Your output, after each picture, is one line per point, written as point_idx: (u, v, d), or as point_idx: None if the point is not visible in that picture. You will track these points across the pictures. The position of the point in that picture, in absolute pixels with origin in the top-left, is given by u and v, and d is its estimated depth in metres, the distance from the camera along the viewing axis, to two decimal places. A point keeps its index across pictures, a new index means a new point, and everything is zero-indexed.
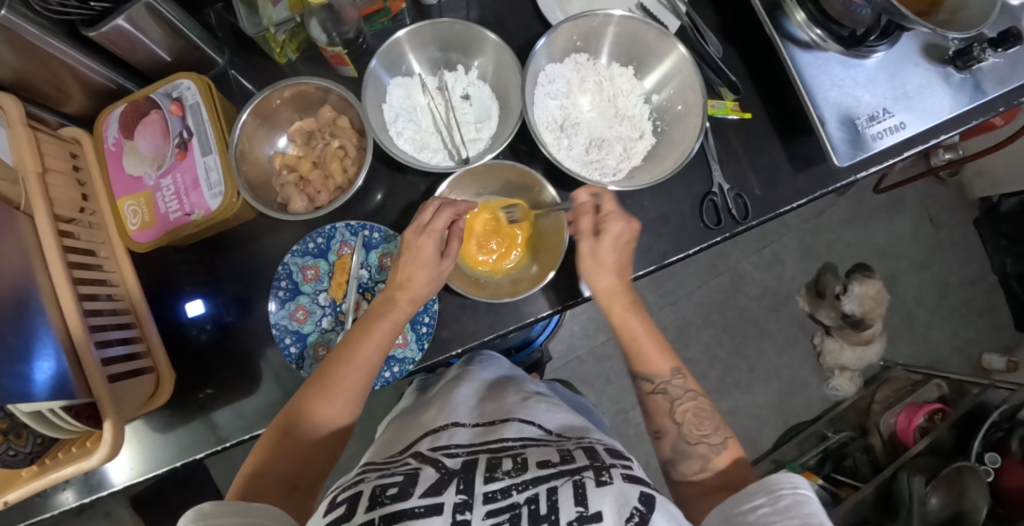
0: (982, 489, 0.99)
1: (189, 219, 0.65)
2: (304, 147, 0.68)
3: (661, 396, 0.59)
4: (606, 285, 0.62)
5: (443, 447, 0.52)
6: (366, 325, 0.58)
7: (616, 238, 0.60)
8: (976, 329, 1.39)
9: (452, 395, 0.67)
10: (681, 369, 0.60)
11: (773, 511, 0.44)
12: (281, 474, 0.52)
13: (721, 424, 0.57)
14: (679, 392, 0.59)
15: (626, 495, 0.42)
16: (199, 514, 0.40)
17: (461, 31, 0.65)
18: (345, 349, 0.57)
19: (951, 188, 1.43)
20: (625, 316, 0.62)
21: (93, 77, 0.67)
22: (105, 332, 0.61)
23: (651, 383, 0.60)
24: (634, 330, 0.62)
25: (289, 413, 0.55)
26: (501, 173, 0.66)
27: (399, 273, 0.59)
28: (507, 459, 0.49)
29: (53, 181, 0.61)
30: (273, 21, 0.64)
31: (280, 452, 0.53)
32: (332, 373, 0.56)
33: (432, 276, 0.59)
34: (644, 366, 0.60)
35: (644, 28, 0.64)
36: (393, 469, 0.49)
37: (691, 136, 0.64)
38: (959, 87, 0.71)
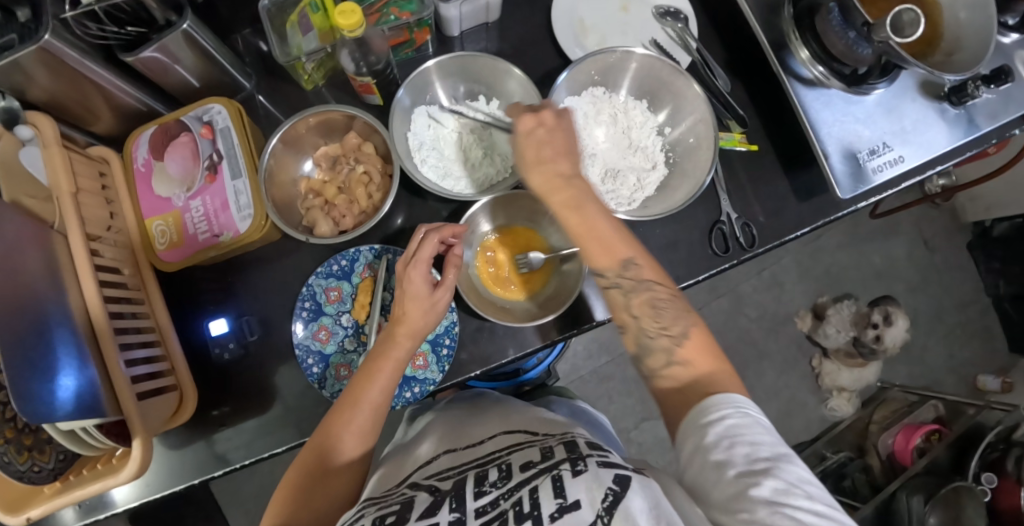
0: (979, 509, 1.02)
1: (217, 240, 0.67)
2: (330, 171, 0.71)
3: (616, 290, 0.55)
4: (537, 183, 0.57)
5: (436, 474, 0.54)
6: (370, 368, 0.59)
7: (529, 135, 0.57)
8: (970, 350, 1.43)
9: (446, 426, 0.68)
10: (636, 259, 0.54)
11: (741, 422, 0.43)
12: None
13: (682, 312, 0.53)
14: (633, 283, 0.54)
15: (599, 479, 0.43)
16: None
17: (485, 64, 0.67)
18: (351, 394, 0.58)
19: (945, 213, 1.47)
20: (574, 203, 0.56)
21: (125, 99, 0.69)
22: (130, 349, 0.62)
23: (604, 277, 0.55)
24: (590, 220, 0.55)
25: (301, 466, 0.56)
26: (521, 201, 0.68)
27: (395, 308, 0.60)
28: (493, 470, 0.51)
29: (84, 200, 0.63)
30: (303, 50, 0.67)
31: (299, 506, 0.54)
32: (340, 416, 0.57)
33: (425, 308, 0.59)
34: (594, 259, 0.56)
35: (659, 65, 0.67)
36: (389, 501, 0.50)
37: (702, 168, 0.67)
38: (954, 121, 0.74)
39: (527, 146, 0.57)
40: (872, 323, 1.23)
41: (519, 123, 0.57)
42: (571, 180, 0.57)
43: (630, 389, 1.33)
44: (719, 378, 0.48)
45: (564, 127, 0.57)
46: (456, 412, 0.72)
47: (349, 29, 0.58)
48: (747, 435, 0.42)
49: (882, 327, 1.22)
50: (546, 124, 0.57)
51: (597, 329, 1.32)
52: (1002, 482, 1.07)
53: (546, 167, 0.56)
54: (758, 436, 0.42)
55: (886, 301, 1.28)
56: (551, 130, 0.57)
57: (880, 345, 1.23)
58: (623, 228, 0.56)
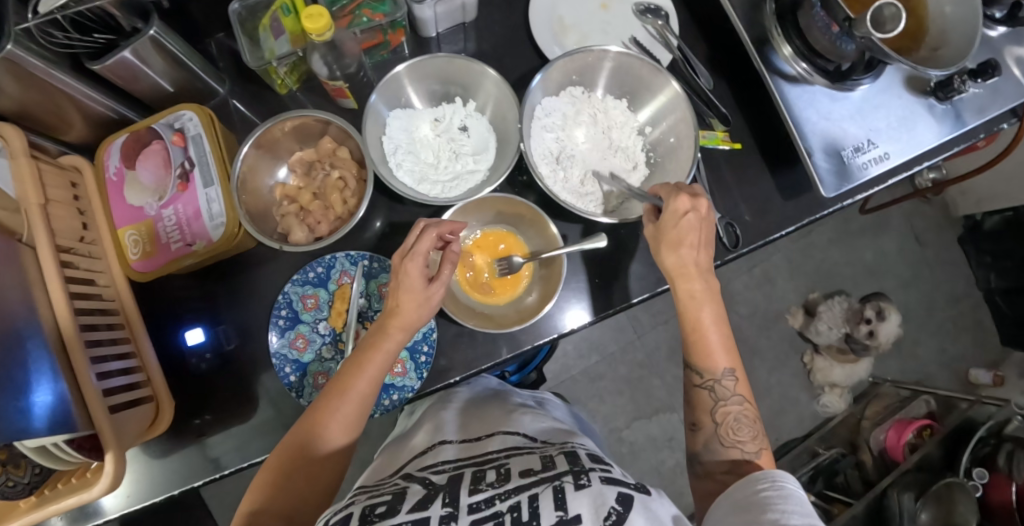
0: (970, 504, 1.02)
1: (190, 249, 0.66)
2: (304, 177, 0.70)
3: (707, 392, 0.59)
4: (675, 261, 0.59)
5: (431, 466, 0.53)
6: (359, 358, 0.59)
7: (679, 215, 0.57)
8: (962, 345, 1.42)
9: (441, 415, 0.68)
10: (735, 371, 0.59)
11: (776, 494, 0.45)
12: (277, 510, 0.53)
13: (758, 433, 0.57)
14: (726, 393, 0.58)
15: (603, 496, 0.42)
16: None
17: (460, 66, 0.66)
18: (339, 382, 0.58)
19: (936, 207, 1.46)
20: (697, 298, 0.59)
21: (95, 107, 0.67)
22: (105, 361, 0.61)
23: (702, 376, 0.59)
24: (700, 321, 0.59)
25: (286, 449, 0.56)
26: (493, 205, 0.67)
27: (390, 300, 0.59)
28: (491, 471, 0.50)
29: (55, 211, 0.61)
30: (274, 54, 0.65)
31: (278, 488, 0.54)
32: (324, 407, 0.57)
33: (419, 302, 0.58)
34: (699, 356, 0.59)
35: (638, 64, 0.66)
36: (382, 490, 0.50)
37: (683, 168, 0.65)
38: (941, 117, 0.73)
39: (674, 227, 0.57)
40: (863, 317, 1.22)
41: (674, 202, 0.57)
42: (702, 269, 0.59)
43: (622, 389, 1.32)
44: None
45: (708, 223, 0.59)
46: (452, 403, 0.72)
47: (317, 33, 0.57)
48: (779, 504, 0.44)
49: (873, 320, 1.21)
50: (698, 211, 0.58)
51: (587, 329, 1.32)
52: (993, 477, 1.07)
53: (680, 251, 0.58)
54: (788, 506, 0.43)
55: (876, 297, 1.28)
56: (698, 217, 0.58)
57: (874, 341, 1.22)
58: (728, 338, 0.60)
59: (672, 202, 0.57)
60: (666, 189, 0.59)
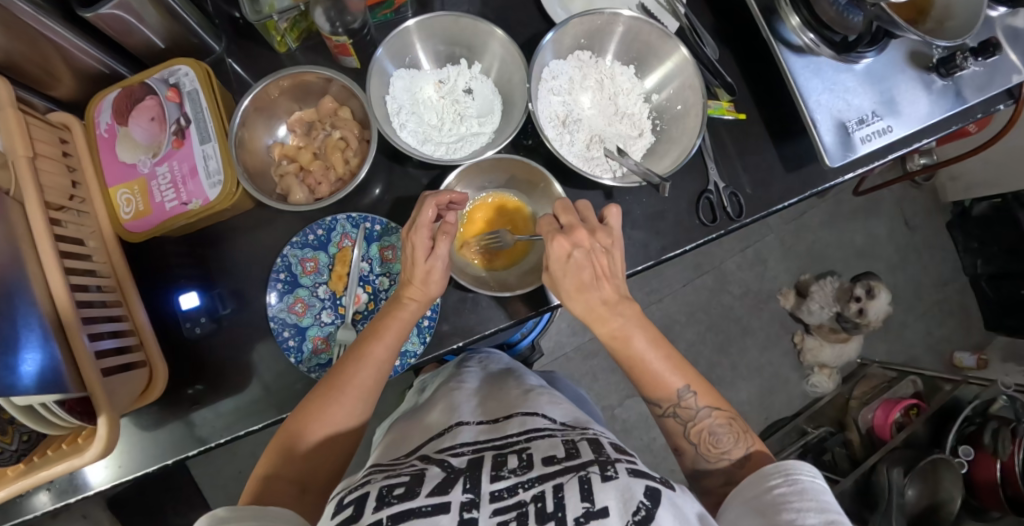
0: (955, 481, 1.06)
1: (185, 209, 0.64)
2: (305, 137, 0.68)
3: (673, 419, 0.59)
4: (585, 306, 0.58)
5: (448, 448, 0.52)
6: (378, 326, 0.58)
7: (563, 260, 0.56)
8: (948, 328, 1.45)
9: (455, 395, 0.66)
10: (692, 386, 0.58)
11: (791, 491, 0.46)
12: (293, 476, 0.52)
13: (740, 433, 0.57)
14: (692, 412, 0.58)
15: (631, 489, 0.42)
16: (212, 518, 0.41)
17: (467, 26, 0.65)
18: (357, 349, 0.57)
19: (926, 192, 1.48)
20: (619, 336, 0.58)
21: (84, 60, 0.64)
22: (97, 324, 0.59)
23: (661, 407, 0.59)
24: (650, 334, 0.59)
25: (302, 415, 0.55)
26: (509, 167, 0.66)
27: (407, 271, 0.58)
28: (513, 456, 0.49)
29: (44, 167, 0.59)
30: (274, 9, 0.63)
31: (295, 454, 0.53)
32: (343, 374, 0.56)
33: (423, 276, 0.57)
34: (657, 392, 0.59)
35: (647, 29, 0.65)
36: (399, 470, 0.49)
37: (690, 135, 0.65)
38: (941, 93, 0.74)
39: (563, 272, 0.56)
40: (855, 297, 1.21)
41: (551, 248, 0.56)
42: (613, 304, 0.58)
43: (615, 367, 1.32)
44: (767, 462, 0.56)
45: (598, 249, 0.56)
46: (465, 382, 0.70)
47: None
48: (797, 502, 0.45)
49: (864, 301, 1.19)
50: (582, 245, 0.56)
51: None
52: (978, 454, 1.09)
53: (587, 295, 0.57)
54: (805, 503, 0.44)
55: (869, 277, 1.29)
56: (588, 252, 0.56)
57: (863, 319, 1.20)
58: (677, 356, 0.60)
59: (549, 247, 0.56)
60: (545, 232, 0.57)
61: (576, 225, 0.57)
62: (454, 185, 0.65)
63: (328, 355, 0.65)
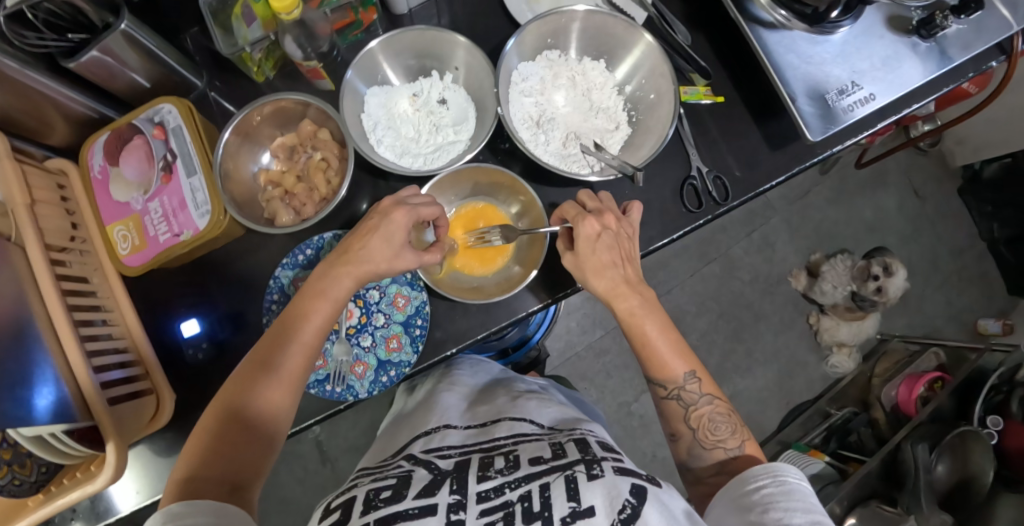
0: (986, 453, 1.02)
1: (178, 240, 0.65)
2: (288, 161, 0.70)
3: (675, 401, 0.58)
4: (605, 285, 0.59)
5: (435, 450, 0.53)
6: (306, 302, 0.55)
7: (592, 239, 0.59)
8: (969, 296, 1.41)
9: (442, 396, 0.68)
10: (696, 373, 0.58)
11: (778, 491, 0.45)
12: (218, 474, 0.47)
13: (737, 426, 0.57)
14: (694, 397, 0.57)
15: (617, 487, 0.42)
16: (168, 516, 0.41)
17: (432, 37, 0.66)
18: (284, 325, 0.55)
19: (934, 159, 1.45)
20: (637, 314, 0.59)
21: (74, 107, 0.67)
22: (103, 356, 0.62)
23: (666, 388, 0.58)
24: (646, 332, 0.59)
25: (221, 411, 0.50)
26: (469, 177, 0.66)
27: (353, 241, 0.57)
28: (500, 457, 0.50)
29: (42, 212, 0.61)
30: (248, 40, 0.66)
31: (218, 451, 0.48)
32: (273, 350, 0.53)
33: (386, 250, 0.56)
34: (658, 370, 0.59)
35: (611, 22, 0.65)
36: (386, 472, 0.50)
37: (664, 123, 0.65)
38: (925, 55, 0.72)
39: (591, 250, 0.59)
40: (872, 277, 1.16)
41: (583, 227, 0.59)
42: (634, 284, 0.60)
43: (628, 363, 1.31)
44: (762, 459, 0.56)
45: (621, 232, 0.61)
46: (459, 383, 0.73)
47: (285, 12, 0.57)
48: (785, 502, 0.44)
49: (883, 281, 1.16)
50: (609, 228, 0.60)
51: (588, 303, 1.31)
52: (1008, 424, 1.07)
53: (607, 275, 0.59)
54: (792, 503, 0.44)
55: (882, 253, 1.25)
56: (614, 235, 0.60)
57: (884, 297, 1.17)
58: (682, 343, 0.60)
59: (580, 227, 0.59)
60: (573, 214, 0.61)
61: (605, 210, 0.61)
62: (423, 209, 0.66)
63: (326, 370, 0.64)
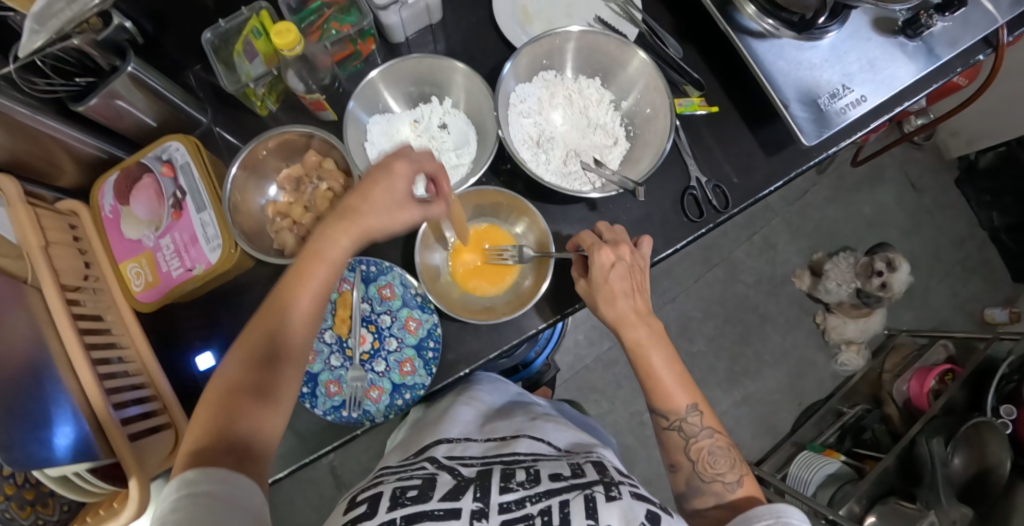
0: (1002, 442, 1.01)
1: (190, 275, 0.67)
2: (294, 193, 0.71)
3: (676, 433, 0.59)
4: (616, 312, 0.61)
5: (458, 458, 0.55)
6: (306, 263, 0.54)
7: (605, 268, 0.60)
8: (974, 286, 1.41)
9: (459, 407, 0.69)
10: (698, 405, 0.59)
11: None
12: (233, 438, 0.47)
13: (735, 460, 0.57)
14: (695, 429, 0.58)
15: (633, 511, 0.44)
16: (183, 482, 0.42)
17: (431, 65, 0.67)
18: (286, 288, 0.53)
19: (929, 153, 1.46)
20: (643, 344, 0.61)
21: (83, 149, 0.69)
22: (121, 393, 0.63)
23: (667, 419, 0.59)
24: (650, 362, 0.61)
25: (230, 376, 0.50)
26: (470, 200, 0.67)
27: (352, 200, 0.55)
28: (521, 470, 0.50)
29: (56, 253, 0.63)
30: (250, 77, 0.67)
31: (230, 415, 0.48)
32: (275, 313, 0.52)
33: (388, 200, 0.55)
34: (661, 401, 0.60)
35: (605, 40, 0.67)
36: (410, 473, 0.51)
37: (661, 136, 0.66)
38: (913, 54, 0.73)
39: (603, 279, 0.61)
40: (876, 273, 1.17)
41: (597, 256, 0.60)
42: (642, 315, 0.62)
43: None
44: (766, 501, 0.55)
45: (635, 266, 0.62)
46: (478, 396, 0.73)
47: (288, 48, 0.59)
48: None
49: (887, 276, 1.16)
50: (624, 259, 0.61)
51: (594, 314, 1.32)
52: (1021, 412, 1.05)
53: (616, 303, 0.61)
54: None
55: (883, 249, 1.26)
56: (628, 265, 0.61)
57: (888, 292, 1.18)
58: (683, 376, 0.61)
59: (595, 255, 0.60)
60: (589, 243, 0.62)
61: (620, 241, 0.62)
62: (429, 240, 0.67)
63: (342, 397, 0.65)
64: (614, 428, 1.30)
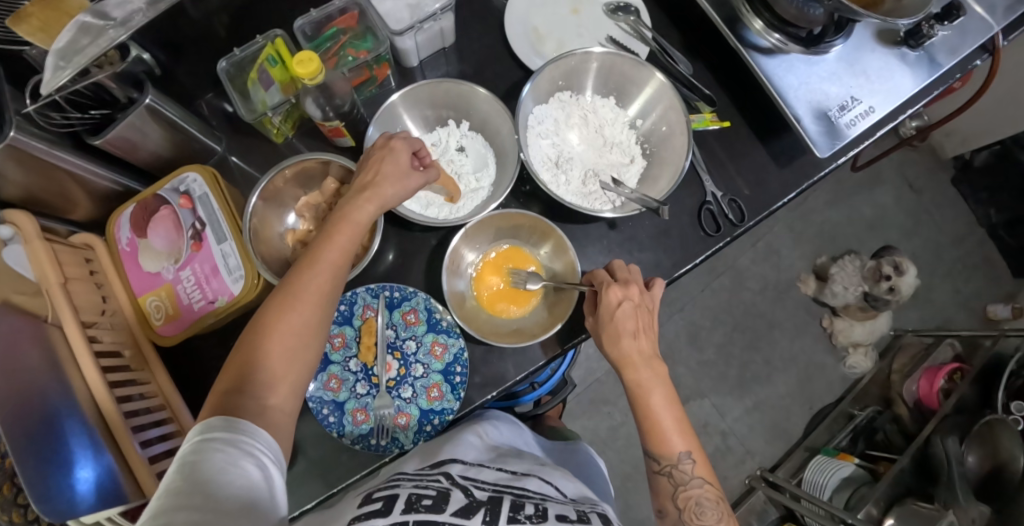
0: (1016, 438, 1.01)
1: (212, 307, 0.67)
2: (314, 220, 0.70)
3: (667, 478, 0.57)
4: (624, 351, 0.59)
5: (472, 479, 0.55)
6: (331, 227, 0.55)
7: (613, 306, 0.60)
8: (975, 283, 1.43)
9: (480, 427, 0.70)
10: (692, 453, 0.57)
11: None
12: (251, 389, 0.48)
13: (723, 515, 0.56)
14: (686, 477, 0.57)
15: None
16: (206, 427, 0.44)
17: (449, 89, 0.68)
18: (314, 250, 0.54)
19: (925, 153, 1.47)
20: (643, 386, 0.59)
21: (98, 182, 0.68)
22: (144, 430, 0.62)
23: (660, 462, 0.58)
24: (650, 405, 0.59)
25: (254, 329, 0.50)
26: (493, 224, 0.68)
27: (368, 172, 0.58)
28: (530, 505, 0.51)
29: (75, 288, 0.62)
30: (267, 105, 0.68)
31: (250, 364, 0.49)
32: (303, 273, 0.52)
33: (398, 174, 0.58)
34: (656, 444, 0.58)
35: (621, 61, 0.68)
36: (427, 482, 0.52)
37: (680, 154, 0.67)
38: (915, 64, 0.75)
39: (612, 318, 0.60)
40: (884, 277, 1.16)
41: (607, 294, 0.60)
42: (646, 356, 0.60)
43: None
44: None
45: (645, 307, 0.62)
46: (497, 424, 0.74)
47: (309, 77, 0.58)
48: None
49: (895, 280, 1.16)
50: (632, 299, 0.61)
51: None
52: None
53: (620, 342, 0.60)
54: None
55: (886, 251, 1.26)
56: (636, 306, 0.61)
57: (896, 296, 1.17)
58: (682, 418, 0.59)
59: (605, 294, 0.60)
60: (601, 280, 0.63)
61: (631, 281, 0.62)
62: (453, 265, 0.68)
63: (369, 425, 0.64)
64: (627, 440, 1.30)
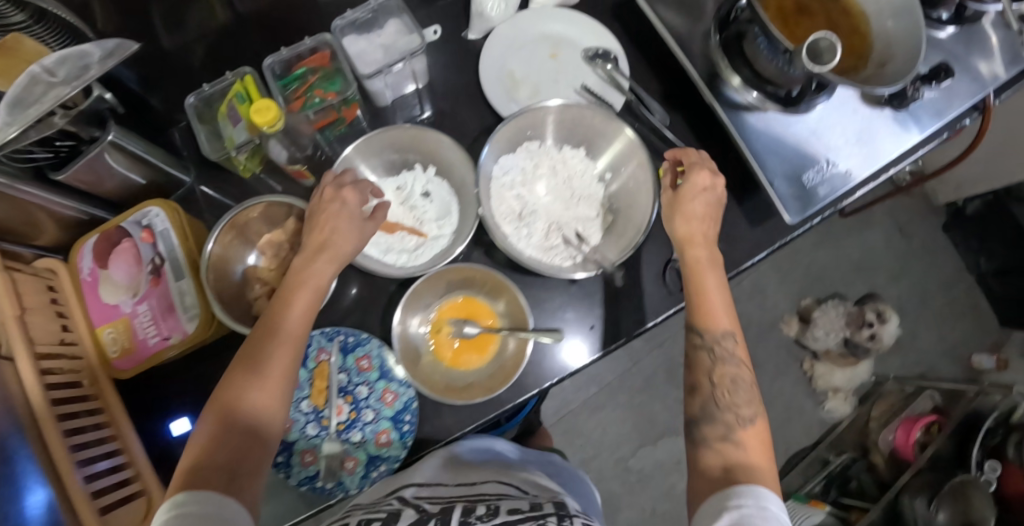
0: (986, 499, 1.01)
1: (167, 343, 0.67)
2: (275, 258, 0.70)
3: (707, 353, 0.57)
4: (685, 230, 0.60)
5: (425, 495, 0.55)
6: (287, 295, 0.55)
7: (698, 190, 0.61)
8: (962, 331, 1.41)
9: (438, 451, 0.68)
10: (736, 333, 0.58)
11: (756, 513, 0.44)
12: (222, 462, 0.45)
13: (755, 399, 0.55)
14: (725, 353, 0.57)
15: None
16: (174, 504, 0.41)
17: (415, 135, 0.68)
18: (270, 318, 0.54)
19: (917, 198, 1.46)
20: (702, 263, 0.60)
21: (64, 212, 0.67)
22: (92, 462, 0.60)
23: (702, 336, 0.57)
24: (706, 285, 0.59)
25: (220, 404, 0.49)
26: (446, 277, 0.68)
27: (318, 233, 0.58)
28: (482, 507, 0.52)
29: (33, 319, 0.61)
30: (233, 143, 0.65)
31: (217, 438, 0.47)
32: (261, 343, 0.52)
33: (349, 231, 0.58)
34: (700, 316, 0.58)
35: (591, 114, 0.67)
36: (376, 508, 0.52)
37: (644, 214, 0.66)
38: (895, 128, 0.74)
39: (693, 196, 0.60)
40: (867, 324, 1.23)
41: (696, 176, 0.61)
42: (709, 241, 0.61)
43: (624, 418, 1.31)
44: (765, 472, 0.50)
45: (719, 206, 0.62)
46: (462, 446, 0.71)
47: (268, 125, 0.58)
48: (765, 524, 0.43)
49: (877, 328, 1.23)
50: (709, 187, 0.62)
51: None
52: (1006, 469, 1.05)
53: (690, 223, 0.60)
54: None
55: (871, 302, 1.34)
56: (713, 198, 0.61)
57: (877, 343, 1.24)
58: (730, 303, 0.60)
59: (695, 175, 0.61)
60: (692, 159, 0.63)
61: (703, 164, 0.62)
62: (405, 315, 0.67)
63: (317, 467, 0.64)
64: (598, 474, 1.29)
